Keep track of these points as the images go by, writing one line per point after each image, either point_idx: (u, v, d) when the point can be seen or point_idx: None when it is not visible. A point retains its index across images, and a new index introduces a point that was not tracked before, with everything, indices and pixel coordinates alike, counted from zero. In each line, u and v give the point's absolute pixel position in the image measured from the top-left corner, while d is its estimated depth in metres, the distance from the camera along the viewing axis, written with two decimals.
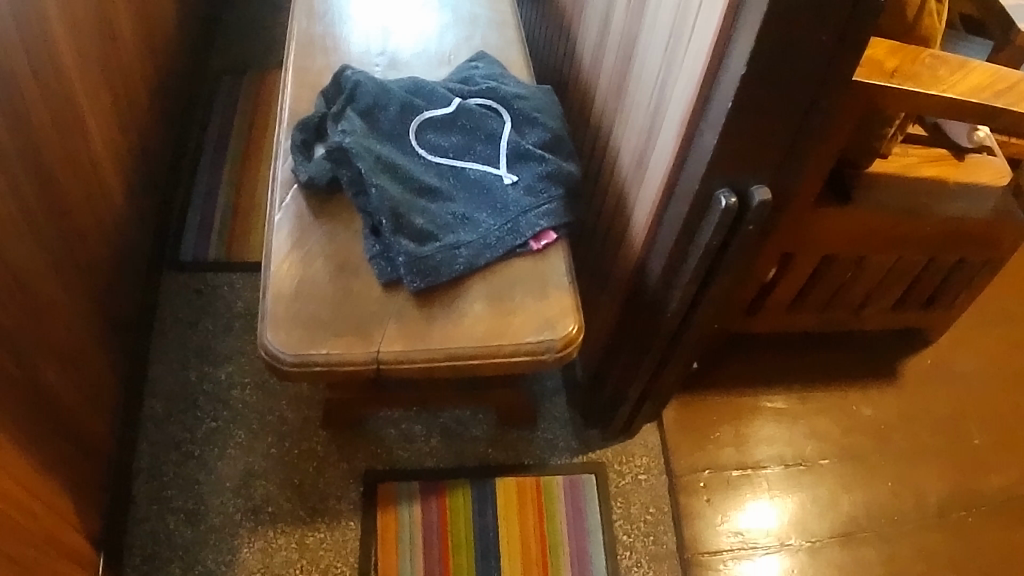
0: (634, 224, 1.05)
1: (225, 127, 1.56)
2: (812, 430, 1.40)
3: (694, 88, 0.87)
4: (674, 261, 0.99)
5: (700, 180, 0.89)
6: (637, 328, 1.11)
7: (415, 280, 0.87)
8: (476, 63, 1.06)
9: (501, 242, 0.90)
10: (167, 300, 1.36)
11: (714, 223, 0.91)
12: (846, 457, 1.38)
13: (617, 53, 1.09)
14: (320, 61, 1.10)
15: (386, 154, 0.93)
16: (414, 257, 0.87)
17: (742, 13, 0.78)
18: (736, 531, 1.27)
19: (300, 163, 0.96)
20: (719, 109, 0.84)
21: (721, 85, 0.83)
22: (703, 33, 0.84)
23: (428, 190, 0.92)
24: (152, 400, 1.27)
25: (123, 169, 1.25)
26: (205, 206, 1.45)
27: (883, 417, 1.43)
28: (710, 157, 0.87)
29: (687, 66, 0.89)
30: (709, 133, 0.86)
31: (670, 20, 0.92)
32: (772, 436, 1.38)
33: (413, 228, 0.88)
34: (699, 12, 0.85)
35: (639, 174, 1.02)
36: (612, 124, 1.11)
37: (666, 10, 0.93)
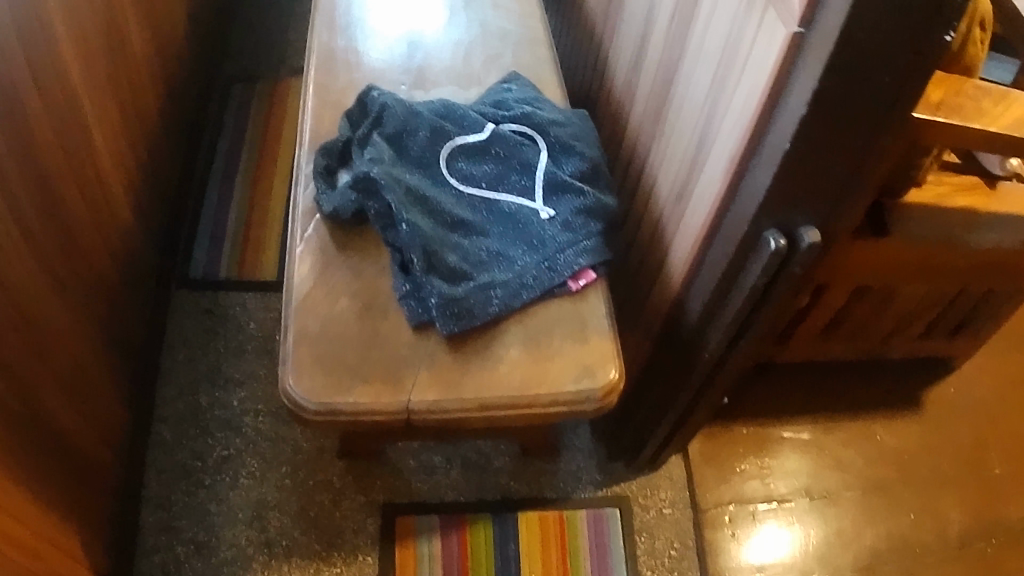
0: (673, 258, 1.00)
1: (237, 137, 1.50)
2: (837, 461, 1.36)
3: (745, 123, 0.81)
4: (714, 302, 0.94)
5: (750, 221, 0.84)
6: (671, 365, 1.06)
7: (448, 323, 0.81)
8: (509, 85, 1.01)
9: (538, 282, 0.85)
10: (176, 319, 1.31)
11: (761, 266, 0.86)
12: (871, 490, 1.34)
13: (659, 74, 1.03)
14: (343, 78, 1.04)
15: (417, 185, 0.87)
16: (446, 300, 0.81)
17: (806, 49, 0.72)
18: (759, 566, 1.23)
19: (324, 191, 0.90)
20: (774, 147, 0.78)
21: (777, 123, 0.77)
22: (758, 66, 0.78)
23: (461, 224, 0.87)
24: (161, 425, 1.23)
25: (133, 184, 1.19)
26: (215, 220, 1.40)
27: (908, 447, 1.39)
28: (762, 197, 0.82)
29: (738, 100, 0.83)
30: (763, 173, 0.81)
31: (721, 48, 0.86)
32: (798, 468, 1.33)
33: (445, 267, 0.83)
34: (754, 43, 0.79)
35: (681, 206, 0.97)
36: (653, 148, 1.05)
37: (716, 36, 0.87)
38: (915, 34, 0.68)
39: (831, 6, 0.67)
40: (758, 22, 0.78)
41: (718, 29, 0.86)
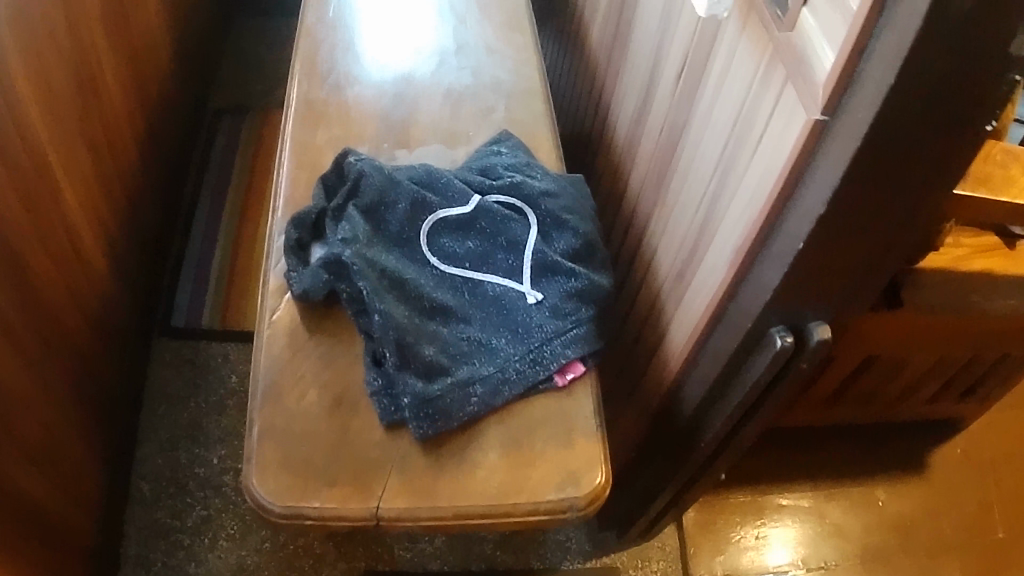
0: (672, 338, 0.93)
1: (223, 177, 1.50)
2: (838, 530, 1.30)
3: (754, 215, 0.72)
4: (715, 392, 0.88)
5: (755, 318, 0.76)
6: (666, 448, 1.01)
7: (419, 424, 0.75)
8: (499, 148, 0.95)
9: (521, 377, 0.79)
10: (156, 369, 1.29)
11: (768, 363, 0.78)
12: (875, 560, 1.28)
13: (665, 133, 0.94)
14: (322, 135, 0.98)
15: (394, 267, 0.81)
16: (420, 400, 0.75)
17: (829, 139, 0.62)
18: None
19: (295, 268, 0.84)
20: (785, 246, 0.69)
21: (789, 219, 0.68)
22: (770, 153, 0.69)
23: (441, 310, 0.81)
24: (140, 481, 1.19)
25: (110, 233, 1.14)
26: (198, 267, 1.39)
27: (914, 514, 1.33)
28: (770, 296, 0.73)
29: (748, 184, 0.74)
30: (771, 270, 0.72)
31: (732, 120, 0.77)
32: (798, 538, 1.28)
33: (420, 360, 0.77)
34: (767, 125, 0.70)
35: (687, 284, 0.89)
36: (659, 212, 0.97)
37: (727, 106, 0.78)
38: (953, 134, 0.60)
39: (861, 97, 0.57)
40: (773, 101, 0.68)
41: (729, 99, 0.77)
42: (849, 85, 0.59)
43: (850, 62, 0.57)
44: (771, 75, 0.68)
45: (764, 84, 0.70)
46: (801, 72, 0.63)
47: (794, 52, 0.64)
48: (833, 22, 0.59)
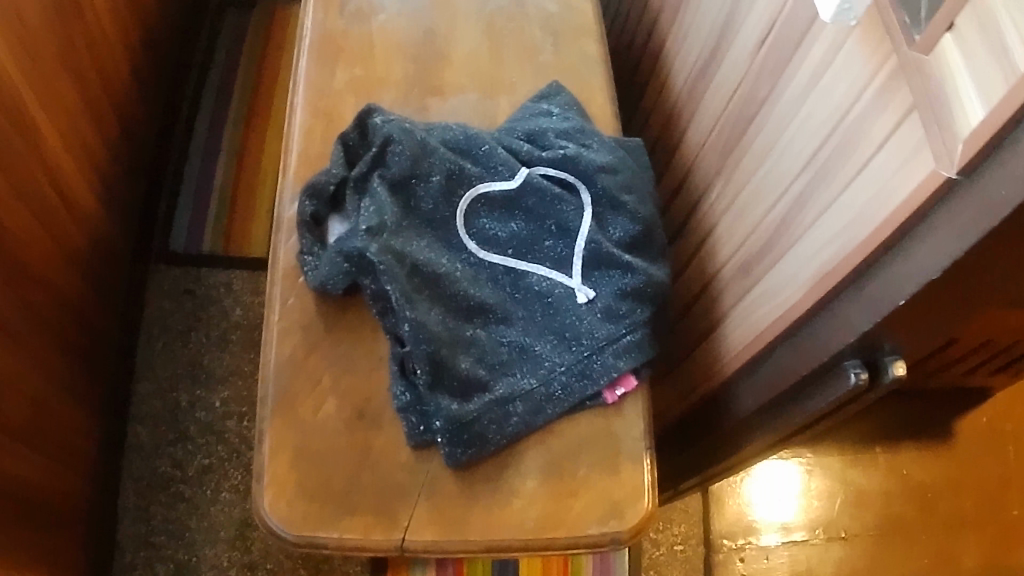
0: (726, 338, 0.84)
1: (225, 86, 1.38)
2: (859, 498, 1.28)
3: (844, 251, 0.61)
4: (769, 407, 0.79)
5: (833, 354, 0.66)
6: (698, 436, 0.95)
7: (453, 450, 0.67)
8: (548, 107, 0.82)
9: (567, 393, 0.70)
10: (153, 300, 1.23)
11: (838, 395, 0.68)
12: (892, 533, 1.26)
13: (739, 102, 0.81)
14: (341, 76, 0.84)
15: (427, 260, 0.70)
16: (450, 428, 0.67)
17: (955, 201, 0.50)
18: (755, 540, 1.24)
19: (310, 251, 0.73)
20: (878, 296, 0.59)
21: (891, 269, 0.57)
22: (878, 188, 0.57)
23: (481, 311, 0.71)
24: (137, 427, 1.14)
25: (100, 171, 1.03)
26: (197, 190, 1.29)
27: (936, 486, 1.30)
28: (856, 337, 0.63)
29: (840, 212, 0.62)
30: (860, 314, 0.61)
31: (828, 126, 0.64)
32: (815, 502, 1.27)
33: (457, 376, 0.68)
34: (878, 152, 0.57)
35: (752, 285, 0.79)
36: (725, 188, 0.86)
37: (823, 105, 0.64)
38: None
39: (1012, 170, 0.45)
40: (887, 130, 0.56)
41: (827, 98, 0.64)
42: (997, 150, 0.46)
43: (1005, 129, 0.44)
44: (889, 94, 0.55)
45: (875, 102, 0.57)
46: (932, 113, 0.50)
47: (928, 85, 0.51)
48: (988, 66, 0.46)
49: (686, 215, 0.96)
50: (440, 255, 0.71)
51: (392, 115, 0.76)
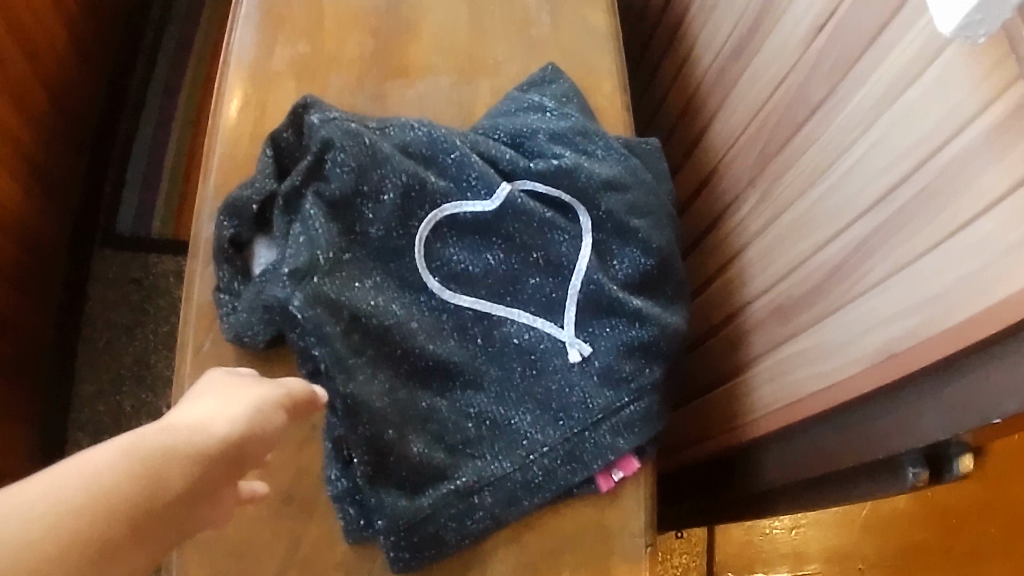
0: (741, 390, 0.73)
1: (182, 51, 1.27)
2: (877, 521, 1.15)
3: (930, 326, 0.52)
4: (797, 484, 0.69)
5: (894, 453, 0.57)
6: (703, 484, 0.82)
7: (399, 556, 0.53)
8: (540, 99, 0.65)
9: (550, 480, 0.55)
10: (96, 290, 1.10)
11: (893, 490, 0.60)
12: (914, 564, 1.13)
13: (782, 101, 0.70)
14: (282, 54, 0.69)
15: (373, 309, 0.55)
16: (401, 531, 0.52)
17: None
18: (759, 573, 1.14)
19: (228, 288, 0.58)
20: (974, 400, 0.49)
21: (991, 371, 0.48)
22: (984, 253, 0.47)
23: (444, 374, 0.57)
24: (78, 433, 1.03)
25: (10, 135, 0.90)
26: (148, 165, 1.18)
27: (957, 508, 1.16)
28: (934, 439, 0.53)
29: (925, 269, 0.53)
30: (941, 412, 0.52)
31: (914, 157, 0.54)
32: (830, 528, 1.15)
33: (406, 462, 0.54)
34: (986, 211, 0.48)
35: (785, 339, 0.67)
36: (759, 204, 0.73)
37: (906, 130, 0.55)
38: None
39: None
40: (1002, 185, 0.46)
41: (914, 123, 0.54)
42: None
43: None
44: (1009, 134, 0.45)
45: (988, 141, 0.47)
46: None
47: None
48: None
49: (717, 217, 0.82)
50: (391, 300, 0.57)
51: (334, 112, 0.61)
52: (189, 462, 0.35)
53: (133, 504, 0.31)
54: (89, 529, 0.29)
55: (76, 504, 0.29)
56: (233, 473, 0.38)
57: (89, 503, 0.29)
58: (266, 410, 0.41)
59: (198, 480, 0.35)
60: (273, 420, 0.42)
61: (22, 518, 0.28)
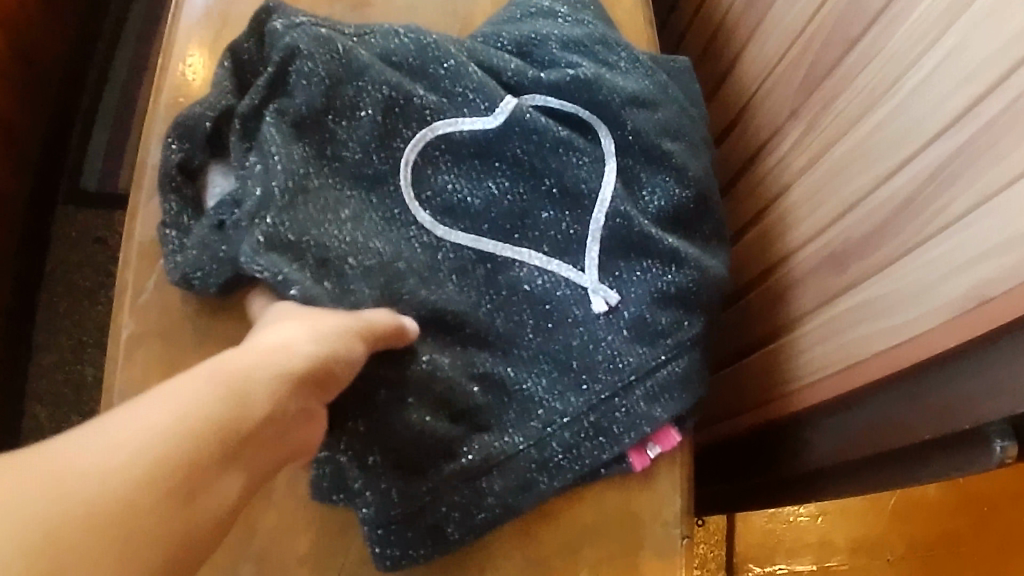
0: (782, 346, 0.65)
1: None
2: (905, 507, 1.05)
3: None
4: (848, 463, 0.60)
5: (978, 423, 0.47)
6: (737, 462, 0.74)
7: (386, 553, 0.46)
8: (552, 4, 0.58)
9: (574, 461, 0.49)
10: (58, 251, 1.02)
11: (973, 469, 0.50)
12: (942, 556, 1.03)
13: (833, 13, 0.59)
14: None
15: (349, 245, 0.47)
16: (400, 525, 0.46)
17: None
18: (780, 563, 1.04)
19: (174, 224, 0.50)
20: None
21: None
22: None
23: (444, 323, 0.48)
24: (35, 405, 0.94)
25: None
26: (119, 114, 1.08)
27: (990, 494, 1.05)
28: None
29: (1021, 197, 0.42)
30: None
31: (1004, 61, 0.43)
32: (856, 513, 1.05)
33: (390, 435, 0.45)
34: None
35: (842, 291, 0.58)
36: (805, 138, 0.63)
37: (995, 27, 0.44)
38: None
39: None
40: None
41: (1004, 16, 0.43)
42: None
43: None
44: None
45: None
46: None
47: None
48: None
49: (749, 158, 0.72)
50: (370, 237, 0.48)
51: (301, 16, 0.51)
52: (271, 384, 0.34)
53: (215, 433, 0.31)
54: (179, 450, 0.29)
55: (165, 425, 0.29)
56: (316, 399, 0.37)
57: (177, 424, 0.29)
58: (348, 346, 0.40)
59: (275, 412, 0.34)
60: (352, 354, 0.40)
61: (121, 443, 0.28)
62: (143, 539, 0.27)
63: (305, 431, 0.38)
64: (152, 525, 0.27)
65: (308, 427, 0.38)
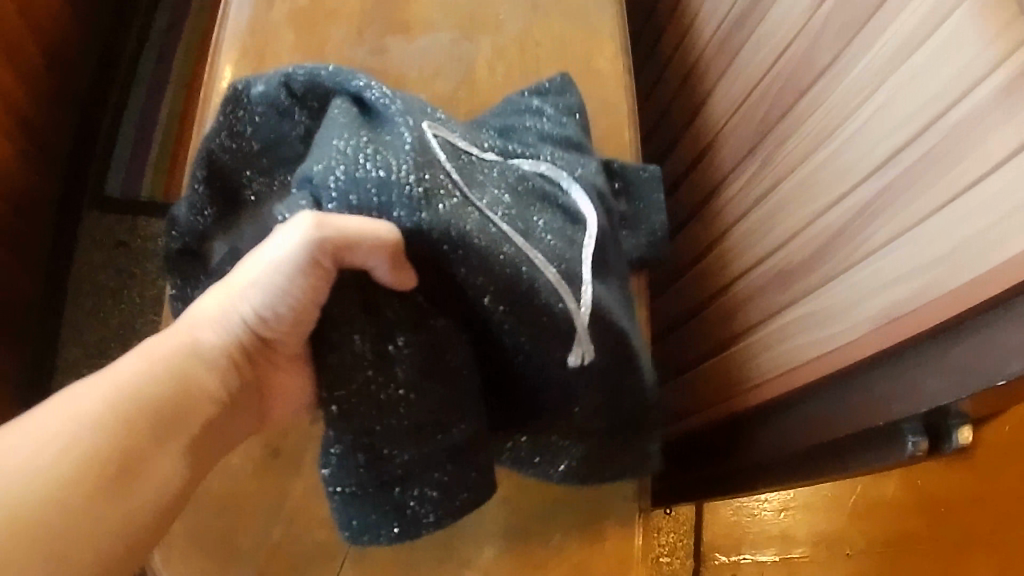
0: (738, 353, 0.74)
1: (179, 9, 1.25)
2: (865, 506, 1.14)
3: (933, 292, 0.51)
4: (789, 456, 0.70)
5: (892, 421, 0.57)
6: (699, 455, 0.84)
7: (358, 536, 0.53)
8: (541, 105, 0.65)
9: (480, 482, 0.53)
10: (84, 253, 1.11)
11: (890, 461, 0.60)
12: (901, 554, 1.11)
13: (789, 66, 0.69)
14: (280, 6, 0.69)
15: (349, 182, 0.45)
16: (358, 494, 0.51)
17: None
18: (744, 553, 1.14)
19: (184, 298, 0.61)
20: (974, 368, 0.49)
21: (992, 338, 0.47)
22: (994, 217, 0.46)
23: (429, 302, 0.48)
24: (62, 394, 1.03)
25: (7, 96, 0.90)
26: (142, 124, 1.17)
27: (948, 498, 1.14)
28: (930, 407, 0.53)
29: (930, 233, 0.52)
30: (943, 381, 0.52)
31: (920, 120, 0.53)
32: (817, 510, 1.15)
33: (371, 400, 0.47)
34: (994, 171, 0.47)
35: (786, 306, 0.67)
36: (760, 172, 0.73)
37: (917, 90, 0.53)
38: None
39: None
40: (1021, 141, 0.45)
41: (923, 83, 0.53)
42: None
43: None
44: None
45: (1001, 102, 0.46)
46: None
47: None
48: None
49: (716, 186, 0.82)
50: (375, 164, 0.44)
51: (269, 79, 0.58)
52: (207, 371, 0.46)
53: (141, 427, 0.42)
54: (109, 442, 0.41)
55: (99, 420, 0.41)
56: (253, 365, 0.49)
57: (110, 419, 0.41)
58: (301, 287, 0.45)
59: (203, 398, 0.45)
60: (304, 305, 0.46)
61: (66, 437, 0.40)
62: (83, 527, 0.39)
63: (247, 400, 0.50)
64: (91, 509, 0.39)
65: (249, 396, 0.50)
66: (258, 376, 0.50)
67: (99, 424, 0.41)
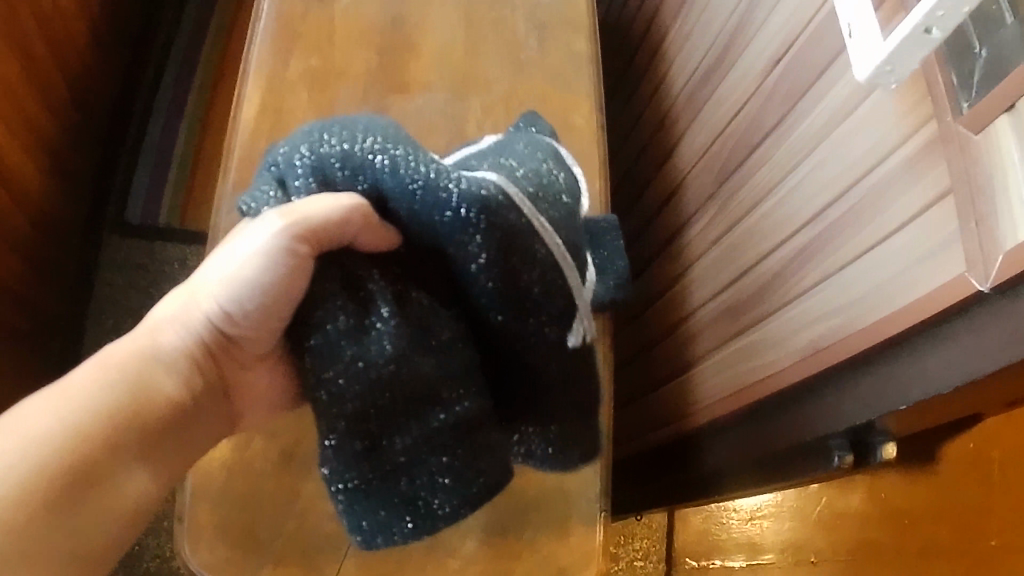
0: (698, 373, 0.84)
1: (194, 48, 1.35)
2: (830, 516, 1.23)
3: (846, 330, 0.61)
4: (738, 465, 0.80)
5: (818, 437, 0.67)
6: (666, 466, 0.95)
7: (369, 537, 0.58)
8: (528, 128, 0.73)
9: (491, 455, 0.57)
10: (105, 274, 1.20)
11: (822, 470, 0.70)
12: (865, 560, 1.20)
13: (743, 124, 0.79)
14: (295, 66, 0.79)
15: (313, 161, 0.51)
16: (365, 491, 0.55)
17: (968, 320, 0.49)
18: (712, 558, 1.23)
19: None
20: (878, 394, 0.59)
21: (890, 369, 0.57)
22: (895, 270, 0.56)
23: (408, 279, 0.54)
24: None
25: (42, 136, 1.00)
26: (159, 156, 1.26)
27: (910, 509, 1.23)
28: (846, 426, 0.63)
29: (847, 279, 0.61)
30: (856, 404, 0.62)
31: (843, 182, 0.63)
32: (784, 518, 1.23)
33: (362, 379, 0.51)
34: (897, 232, 0.56)
35: (737, 333, 0.77)
36: (717, 214, 0.83)
37: (841, 154, 0.63)
38: None
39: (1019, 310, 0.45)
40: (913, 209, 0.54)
41: (845, 149, 0.62)
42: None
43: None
44: (922, 163, 0.53)
45: (900, 174, 0.56)
46: (973, 210, 0.47)
47: (970, 166, 0.48)
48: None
49: (681, 225, 0.92)
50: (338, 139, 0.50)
51: None
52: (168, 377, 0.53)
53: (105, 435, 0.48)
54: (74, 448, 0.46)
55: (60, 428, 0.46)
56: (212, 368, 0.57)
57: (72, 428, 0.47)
58: (266, 285, 0.51)
59: (164, 400, 0.53)
60: (268, 304, 0.52)
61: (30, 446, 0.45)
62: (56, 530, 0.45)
63: (215, 400, 0.58)
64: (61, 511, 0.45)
65: (217, 396, 0.58)
66: (224, 377, 0.58)
67: (62, 434, 0.46)
